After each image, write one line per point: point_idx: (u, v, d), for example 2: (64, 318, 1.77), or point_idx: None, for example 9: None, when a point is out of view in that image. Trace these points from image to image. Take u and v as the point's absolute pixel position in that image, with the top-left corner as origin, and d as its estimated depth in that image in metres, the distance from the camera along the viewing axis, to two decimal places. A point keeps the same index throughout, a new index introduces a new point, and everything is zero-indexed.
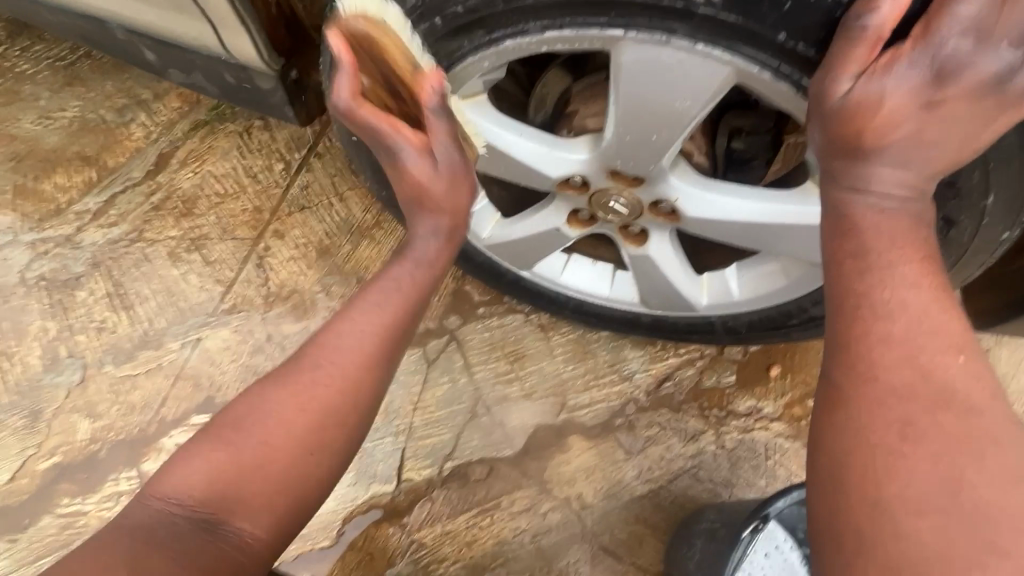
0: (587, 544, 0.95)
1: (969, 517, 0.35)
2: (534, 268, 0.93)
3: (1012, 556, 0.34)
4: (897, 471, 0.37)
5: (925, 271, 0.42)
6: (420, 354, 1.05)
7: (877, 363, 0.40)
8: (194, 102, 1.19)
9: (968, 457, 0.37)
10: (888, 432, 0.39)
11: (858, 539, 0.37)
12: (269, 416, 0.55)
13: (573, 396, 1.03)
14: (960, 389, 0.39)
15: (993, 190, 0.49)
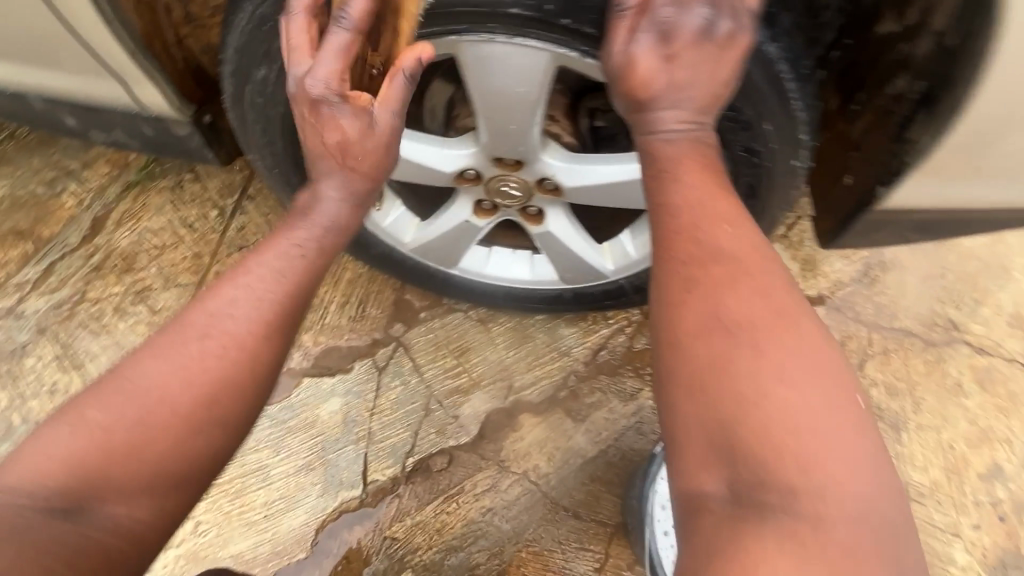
0: (549, 510, 1.01)
1: (729, 332, 0.48)
2: (460, 264, 1.02)
3: (757, 351, 0.47)
4: (682, 315, 0.51)
5: (706, 176, 0.55)
6: (370, 363, 1.11)
7: (666, 243, 0.54)
8: (123, 165, 1.25)
9: (730, 287, 0.50)
10: (677, 288, 0.52)
11: (672, 373, 0.50)
12: (153, 382, 0.52)
13: (518, 377, 1.11)
14: (726, 245, 0.52)
15: (765, 118, 0.62)
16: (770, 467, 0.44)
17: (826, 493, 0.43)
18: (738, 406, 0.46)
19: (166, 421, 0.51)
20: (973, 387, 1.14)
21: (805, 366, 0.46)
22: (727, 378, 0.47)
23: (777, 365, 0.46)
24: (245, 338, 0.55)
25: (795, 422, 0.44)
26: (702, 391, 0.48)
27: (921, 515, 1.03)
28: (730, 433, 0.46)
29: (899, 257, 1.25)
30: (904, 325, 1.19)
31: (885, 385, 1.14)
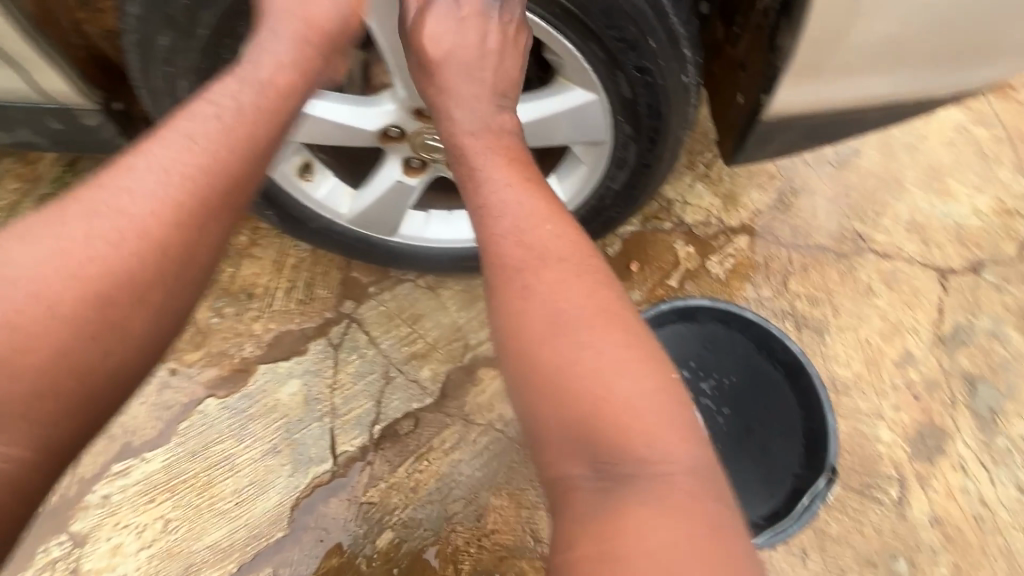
0: (518, 453, 1.06)
1: (530, 261, 0.59)
2: (400, 231, 1.05)
3: (545, 275, 0.58)
4: (498, 250, 0.61)
5: (507, 163, 0.66)
6: (324, 343, 1.12)
7: (487, 193, 0.64)
8: (34, 178, 1.20)
9: (535, 225, 0.61)
10: (493, 230, 0.62)
11: (506, 304, 0.58)
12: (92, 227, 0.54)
13: (473, 335, 1.15)
14: (527, 197, 0.63)
15: (648, 35, 0.68)
16: (568, 395, 0.52)
17: (617, 414, 0.51)
18: (529, 320, 0.56)
19: (70, 287, 0.53)
20: (882, 288, 1.26)
21: (579, 287, 0.57)
22: (523, 299, 0.57)
23: (560, 286, 0.57)
24: (192, 192, 0.57)
25: (590, 362, 0.53)
26: (512, 314, 0.57)
27: (850, 405, 1.14)
28: (526, 342, 0.56)
29: (807, 182, 1.36)
30: (817, 242, 1.31)
31: (807, 297, 1.24)
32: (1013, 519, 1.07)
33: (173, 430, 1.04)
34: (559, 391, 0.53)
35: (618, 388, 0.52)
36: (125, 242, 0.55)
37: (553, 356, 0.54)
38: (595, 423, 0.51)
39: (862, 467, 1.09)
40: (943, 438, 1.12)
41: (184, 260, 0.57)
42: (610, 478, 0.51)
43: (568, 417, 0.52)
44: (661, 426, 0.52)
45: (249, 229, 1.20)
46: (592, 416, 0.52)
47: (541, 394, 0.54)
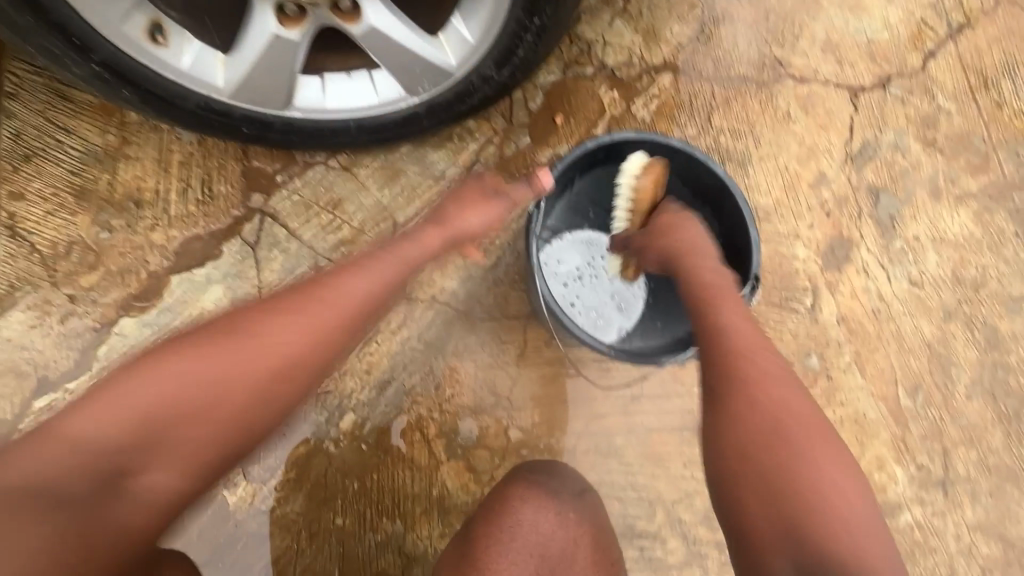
0: (466, 321, 1.06)
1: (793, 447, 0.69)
2: (294, 104, 0.92)
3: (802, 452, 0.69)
4: (771, 419, 0.71)
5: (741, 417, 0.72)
6: (240, 243, 1.03)
7: (760, 445, 0.69)
8: None
9: (801, 441, 0.70)
10: (730, 458, 0.70)
11: (731, 442, 0.71)
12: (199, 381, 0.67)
13: (401, 213, 1.09)
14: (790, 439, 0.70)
15: None
16: (739, 454, 0.70)
17: (793, 441, 0.70)
18: (748, 455, 0.70)
19: (191, 424, 0.66)
20: (799, 114, 1.28)
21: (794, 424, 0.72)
22: (766, 443, 0.70)
23: (798, 444, 0.70)
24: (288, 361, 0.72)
25: (804, 457, 0.68)
26: (757, 455, 0.69)
27: (770, 230, 1.21)
28: (743, 455, 0.70)
29: (727, 9, 1.29)
30: (738, 73, 1.28)
31: (730, 130, 1.25)
32: (904, 307, 1.22)
33: (92, 356, 0.96)
34: (755, 393, 0.73)
35: (809, 441, 0.70)
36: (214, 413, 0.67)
37: (731, 426, 0.72)
38: (730, 366, 0.76)
39: (782, 283, 1.19)
40: (849, 248, 1.23)
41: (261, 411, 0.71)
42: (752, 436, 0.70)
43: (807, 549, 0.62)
44: (800, 410, 0.73)
45: (116, 126, 1.03)
46: (784, 502, 0.65)
47: (753, 384, 0.74)
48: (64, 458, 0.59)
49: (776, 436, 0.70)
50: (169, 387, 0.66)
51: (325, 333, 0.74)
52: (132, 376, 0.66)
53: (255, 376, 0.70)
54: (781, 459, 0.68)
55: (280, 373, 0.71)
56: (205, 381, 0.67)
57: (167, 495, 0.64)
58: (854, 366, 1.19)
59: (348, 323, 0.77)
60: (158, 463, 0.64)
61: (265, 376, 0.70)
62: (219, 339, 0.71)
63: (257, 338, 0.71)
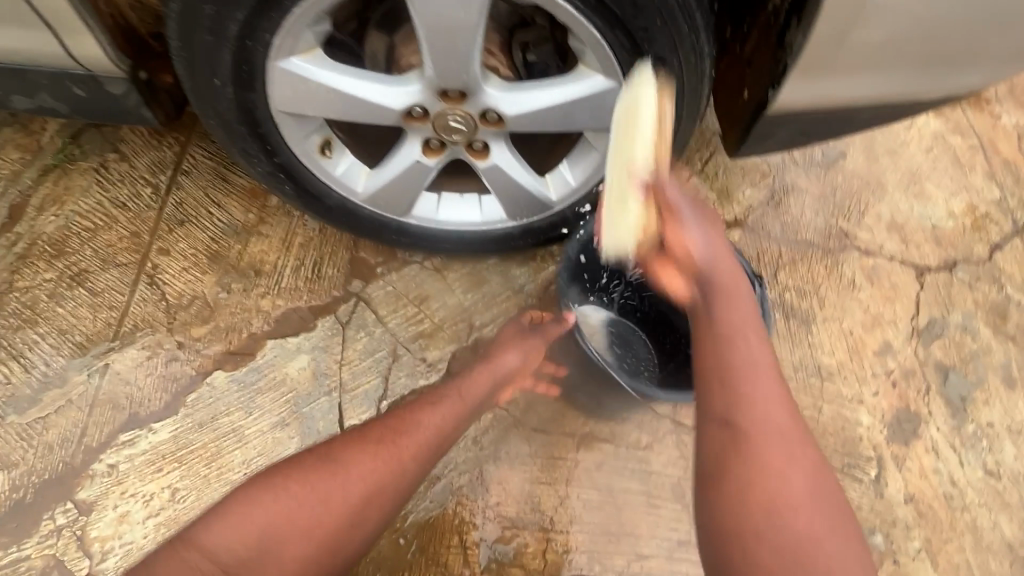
0: (521, 430, 1.09)
1: (779, 433, 0.64)
2: (411, 213, 1.06)
3: (778, 430, 0.64)
4: (746, 402, 0.65)
5: (720, 385, 0.67)
6: (333, 320, 1.14)
7: (738, 422, 0.64)
8: (37, 149, 1.21)
9: (779, 417, 0.64)
10: (723, 438, 0.65)
11: (710, 407, 0.67)
12: (342, 477, 0.77)
13: (478, 316, 1.18)
14: (761, 415, 0.64)
15: (679, 56, 0.75)
16: (733, 427, 0.64)
17: (766, 416, 0.64)
18: (738, 411, 0.65)
19: (316, 527, 0.74)
20: (864, 282, 1.33)
21: (772, 405, 0.65)
22: (748, 407, 0.65)
23: (777, 422, 0.64)
24: (403, 469, 0.81)
25: (754, 415, 0.64)
26: (742, 431, 0.64)
27: (834, 391, 1.21)
28: (733, 421, 0.65)
29: (798, 182, 1.42)
30: (805, 238, 1.37)
31: (796, 288, 1.31)
32: (981, 498, 1.15)
33: (182, 401, 1.05)
34: (736, 392, 0.66)
35: (783, 416, 0.65)
36: (345, 513, 0.75)
37: (706, 386, 0.68)
38: (725, 366, 0.67)
39: (844, 448, 1.17)
40: (917, 422, 1.20)
41: (398, 489, 0.80)
42: (729, 421, 0.65)
43: (744, 496, 0.61)
44: (784, 424, 0.65)
45: (258, 206, 1.21)
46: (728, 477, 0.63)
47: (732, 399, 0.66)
48: (203, 559, 0.69)
49: (738, 382, 0.66)
50: (283, 509, 0.73)
51: (403, 475, 0.80)
52: (259, 502, 0.74)
53: (346, 509, 0.75)
54: (783, 460, 0.62)
55: (367, 501, 0.77)
56: (315, 500, 0.74)
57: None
58: (924, 554, 1.11)
59: (405, 476, 0.81)
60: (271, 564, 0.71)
61: (389, 482, 0.79)
62: (320, 467, 0.78)
63: (354, 457, 0.79)
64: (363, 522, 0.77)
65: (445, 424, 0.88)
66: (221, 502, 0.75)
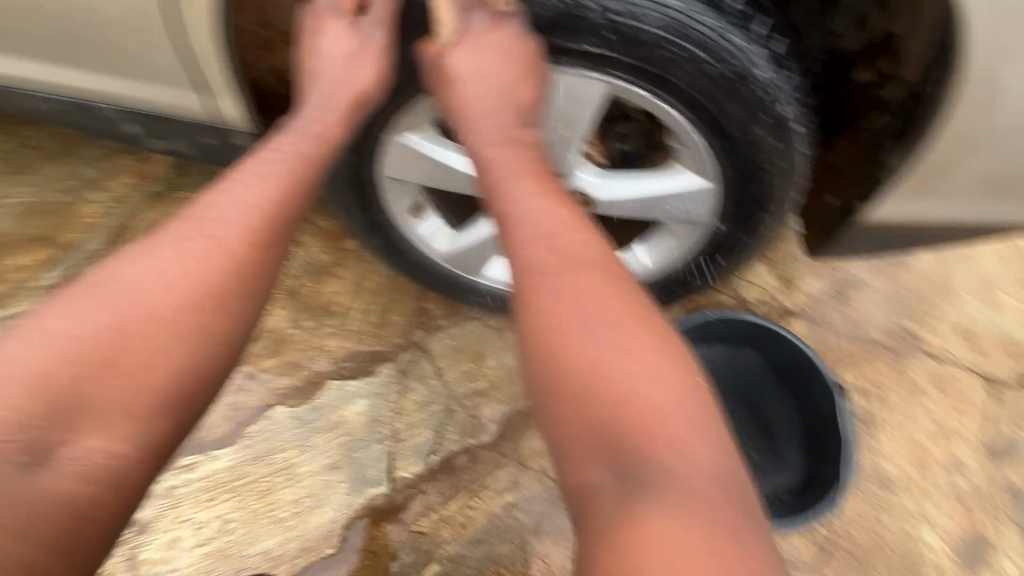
0: (568, 504, 1.08)
1: (622, 412, 0.55)
2: (484, 273, 1.10)
3: (623, 379, 0.56)
4: (602, 389, 0.56)
5: (580, 368, 0.57)
6: (393, 368, 1.17)
7: (596, 418, 0.56)
8: (145, 176, 1.31)
9: (617, 383, 0.56)
10: (583, 439, 0.56)
11: (561, 410, 0.58)
12: (87, 321, 0.58)
13: (534, 380, 1.18)
14: (629, 390, 0.56)
15: (778, 169, 0.78)
16: (598, 427, 0.56)
17: (636, 404, 0.55)
18: (599, 413, 0.56)
19: (65, 370, 0.56)
20: (932, 390, 1.28)
21: (625, 362, 0.57)
22: (601, 401, 0.56)
23: (630, 389, 0.55)
24: (193, 286, 0.61)
25: (588, 324, 0.59)
26: (592, 425, 0.56)
27: (895, 503, 1.16)
28: (603, 428, 0.55)
29: (864, 277, 1.40)
30: (870, 335, 1.34)
31: (858, 388, 1.28)
32: None
33: (243, 431, 1.08)
34: (590, 398, 0.56)
35: (643, 369, 0.56)
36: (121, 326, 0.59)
37: (566, 396, 0.57)
38: (580, 376, 0.57)
39: (905, 566, 1.12)
40: (986, 550, 1.14)
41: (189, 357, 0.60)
42: (594, 416, 0.56)
43: (598, 440, 0.55)
44: (648, 384, 0.56)
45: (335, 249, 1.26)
46: (619, 443, 0.55)
47: (587, 391, 0.56)
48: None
49: (602, 381, 0.56)
50: (104, 322, 0.59)
51: (263, 237, 0.66)
52: (52, 318, 0.58)
53: (180, 300, 0.61)
54: (617, 336, 0.58)
55: (177, 312, 0.60)
56: (113, 319, 0.59)
57: (99, 467, 0.56)
58: None
59: (265, 230, 0.66)
60: (94, 400, 0.57)
61: (162, 309, 0.60)
62: (110, 277, 0.61)
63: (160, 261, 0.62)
64: (133, 368, 0.58)
65: (265, 195, 0.67)
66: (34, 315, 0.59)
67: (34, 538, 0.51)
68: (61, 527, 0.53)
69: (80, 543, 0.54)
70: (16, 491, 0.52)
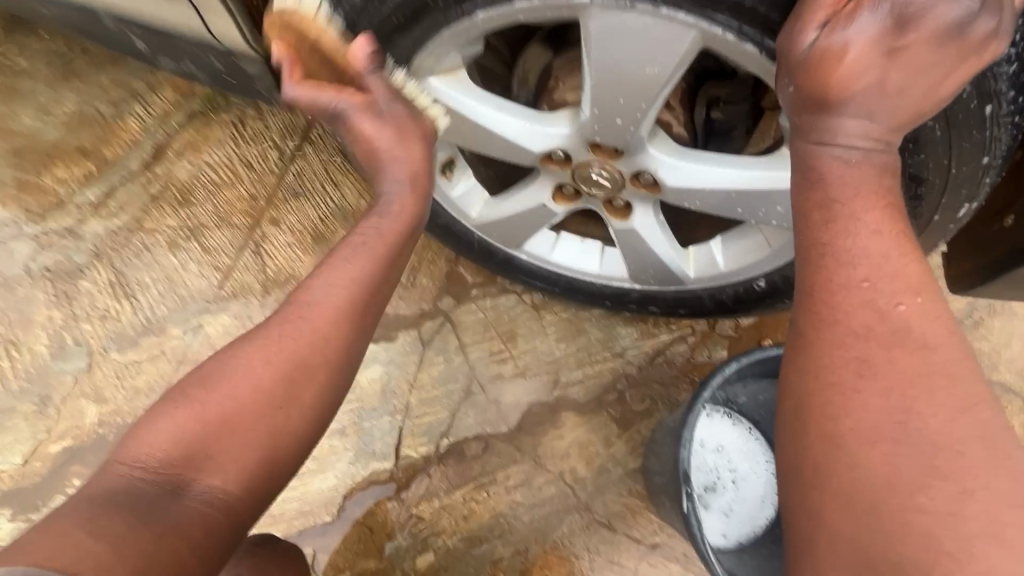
0: (581, 516, 0.97)
1: (895, 485, 0.40)
2: (523, 247, 0.93)
3: (930, 465, 0.40)
4: (867, 452, 0.41)
5: (886, 421, 0.42)
6: (415, 335, 1.06)
7: (886, 502, 0.40)
8: (188, 93, 1.23)
9: (891, 445, 0.41)
10: (841, 509, 0.41)
11: (799, 450, 0.44)
12: (246, 363, 0.53)
13: (566, 372, 1.04)
14: (947, 464, 0.40)
15: (947, 191, 0.58)
16: (869, 518, 0.40)
17: (943, 519, 0.38)
18: (885, 501, 0.40)
19: (189, 424, 0.50)
20: None
21: (959, 429, 0.40)
22: (911, 493, 0.39)
23: (932, 485, 0.39)
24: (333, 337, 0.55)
25: (889, 383, 0.42)
26: (878, 511, 0.40)
27: None
28: (878, 510, 0.40)
29: (1012, 303, 1.09)
30: (1002, 379, 1.05)
31: None
32: None
33: None
34: (843, 461, 0.42)
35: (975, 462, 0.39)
36: (250, 389, 0.52)
37: (796, 426, 0.45)
38: (808, 424, 0.44)
39: None
40: None
41: (281, 444, 0.52)
42: (878, 484, 0.40)
43: (860, 551, 0.40)
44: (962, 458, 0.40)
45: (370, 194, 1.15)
46: (893, 555, 0.39)
47: (809, 461, 0.44)
48: (132, 475, 0.48)
49: (852, 430, 0.42)
50: (206, 405, 0.51)
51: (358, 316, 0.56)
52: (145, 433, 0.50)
53: (281, 381, 0.52)
54: (890, 382, 0.42)
55: (291, 373, 0.53)
56: (227, 384, 0.52)
57: (216, 510, 0.48)
58: None
59: (343, 351, 0.55)
60: (209, 465, 0.49)
61: (241, 380, 0.52)
62: (265, 337, 0.54)
63: (271, 341, 0.54)
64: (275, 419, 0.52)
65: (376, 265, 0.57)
66: (145, 409, 0.52)
67: (179, 558, 0.45)
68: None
69: None
70: (157, 516, 0.46)
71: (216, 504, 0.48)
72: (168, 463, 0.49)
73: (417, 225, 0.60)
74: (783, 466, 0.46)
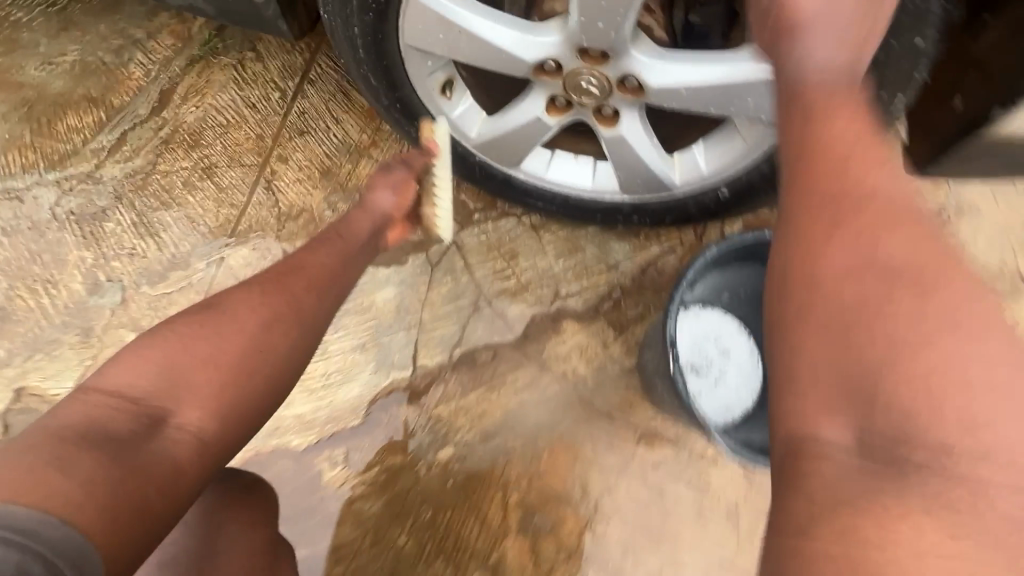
0: (583, 409, 1.07)
1: (872, 304, 0.45)
2: (520, 166, 0.99)
3: (902, 288, 0.45)
4: (849, 282, 0.47)
5: (865, 262, 0.47)
6: (423, 258, 1.14)
7: (864, 319, 0.45)
8: (187, 39, 1.26)
9: (873, 278, 0.46)
10: (825, 332, 0.47)
11: (790, 302, 0.50)
12: (216, 324, 0.64)
13: (565, 285, 1.13)
14: (920, 284, 0.45)
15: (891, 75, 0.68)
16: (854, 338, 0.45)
17: (915, 326, 0.44)
18: (867, 320, 0.45)
19: (162, 370, 0.60)
20: None
21: (929, 259, 0.46)
22: (887, 309, 0.45)
23: (910, 304, 0.44)
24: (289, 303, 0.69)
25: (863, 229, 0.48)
26: (857, 326, 0.46)
27: None
28: (856, 328, 0.46)
29: (978, 203, 1.17)
30: None
31: None
32: None
33: None
34: (827, 298, 0.48)
35: (944, 285, 0.45)
36: (227, 343, 0.63)
37: (789, 280, 0.51)
38: (796, 277, 0.50)
39: None
40: None
41: (246, 385, 0.63)
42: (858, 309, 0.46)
43: (842, 369, 0.46)
44: (936, 279, 0.45)
45: (372, 129, 1.21)
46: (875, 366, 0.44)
47: (800, 306, 0.49)
48: (107, 401, 0.57)
49: (841, 271, 0.48)
50: (183, 345, 0.62)
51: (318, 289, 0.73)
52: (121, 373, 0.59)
53: (243, 336, 0.64)
54: (865, 227, 0.48)
55: (252, 343, 0.64)
56: (200, 339, 0.63)
57: (194, 444, 0.57)
58: None
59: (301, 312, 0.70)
60: (176, 406, 0.58)
61: (200, 338, 0.63)
62: (234, 305, 0.67)
63: (229, 307, 0.66)
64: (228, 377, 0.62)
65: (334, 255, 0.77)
66: (114, 353, 0.62)
67: (153, 490, 0.53)
68: (94, 522, 0.48)
69: (160, 513, 0.53)
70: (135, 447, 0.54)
71: (186, 442, 0.57)
72: (141, 401, 0.58)
73: (365, 226, 0.83)
74: (774, 322, 0.52)
